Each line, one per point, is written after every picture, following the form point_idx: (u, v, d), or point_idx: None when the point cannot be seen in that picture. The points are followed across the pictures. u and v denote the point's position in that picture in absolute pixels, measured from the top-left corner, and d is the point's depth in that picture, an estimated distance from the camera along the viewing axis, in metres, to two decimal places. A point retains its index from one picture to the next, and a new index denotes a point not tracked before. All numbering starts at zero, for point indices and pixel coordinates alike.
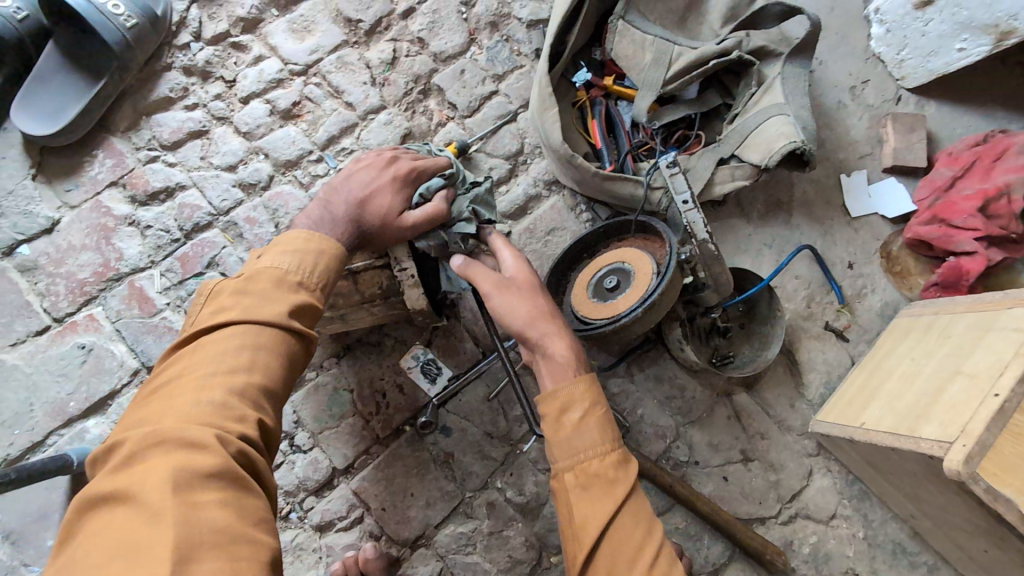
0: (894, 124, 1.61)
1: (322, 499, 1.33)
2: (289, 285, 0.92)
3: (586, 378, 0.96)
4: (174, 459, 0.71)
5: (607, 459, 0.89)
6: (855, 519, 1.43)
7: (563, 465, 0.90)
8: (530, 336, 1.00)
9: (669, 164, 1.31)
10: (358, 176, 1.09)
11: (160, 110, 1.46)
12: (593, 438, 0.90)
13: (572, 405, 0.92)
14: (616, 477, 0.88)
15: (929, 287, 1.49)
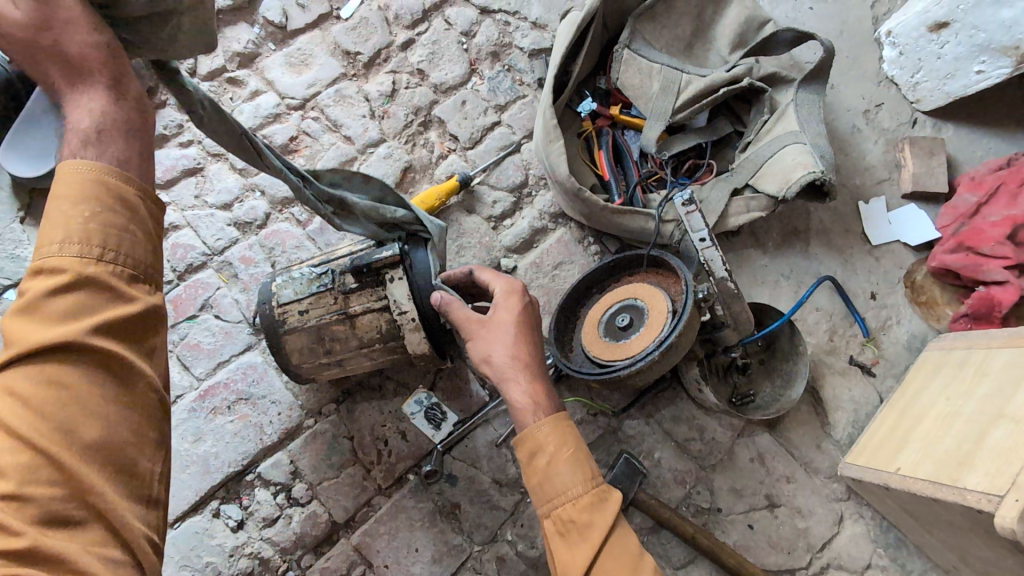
0: (911, 148, 1.55)
1: (321, 556, 1.25)
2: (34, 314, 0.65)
3: (553, 418, 0.92)
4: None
5: (580, 503, 0.87)
6: (892, 570, 1.34)
7: (542, 510, 0.89)
8: (495, 370, 0.96)
9: (686, 202, 1.25)
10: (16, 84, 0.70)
11: (154, 148, 1.43)
12: (566, 482, 0.88)
13: (539, 451, 0.90)
14: (591, 521, 0.86)
15: (958, 319, 1.42)
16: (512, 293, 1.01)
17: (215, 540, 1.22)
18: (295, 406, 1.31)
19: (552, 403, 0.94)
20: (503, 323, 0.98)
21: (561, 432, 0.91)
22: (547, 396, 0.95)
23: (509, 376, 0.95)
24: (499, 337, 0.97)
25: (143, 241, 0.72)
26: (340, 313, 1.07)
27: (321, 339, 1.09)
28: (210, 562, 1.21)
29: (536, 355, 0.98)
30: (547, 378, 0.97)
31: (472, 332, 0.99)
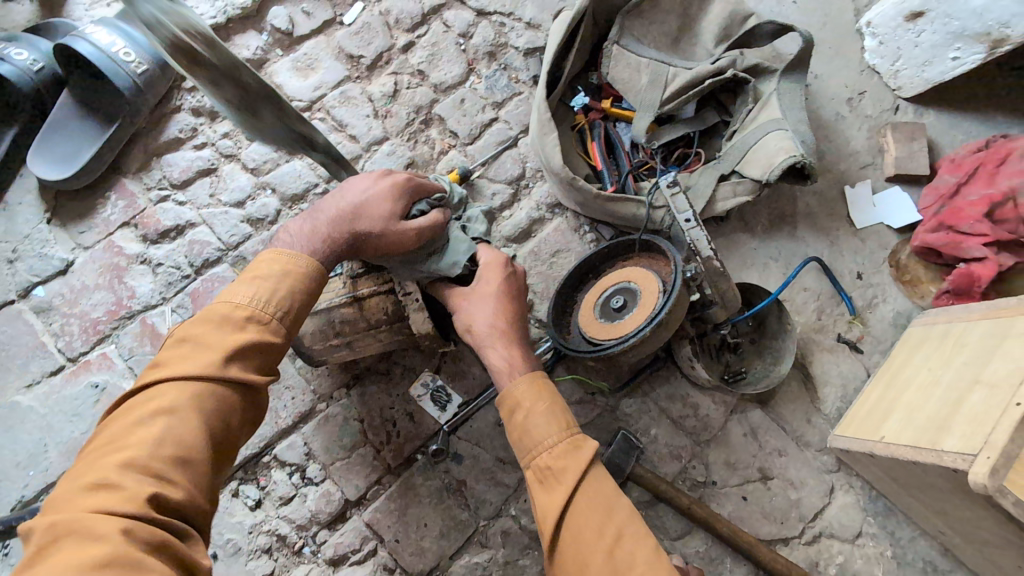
0: (894, 134, 1.61)
1: (335, 532, 1.32)
2: (237, 322, 0.91)
3: (530, 377, 1.01)
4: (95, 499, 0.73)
5: (556, 451, 0.94)
6: (881, 537, 1.40)
7: (524, 461, 0.96)
8: (478, 338, 1.06)
9: (670, 183, 1.33)
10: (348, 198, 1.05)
11: (171, 150, 1.51)
12: (542, 432, 0.95)
13: (516, 407, 0.98)
14: (565, 466, 0.92)
15: (941, 296, 1.48)
16: (496, 266, 1.11)
17: (235, 518, 1.30)
18: (308, 391, 1.38)
19: (528, 364, 1.03)
20: (485, 293, 1.08)
21: (537, 388, 0.99)
22: (523, 359, 1.04)
23: (490, 343, 1.05)
24: (481, 308, 1.07)
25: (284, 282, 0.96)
26: (349, 296, 1.14)
27: (331, 322, 1.15)
28: (231, 538, 1.29)
29: (516, 323, 1.08)
30: (526, 344, 1.07)
31: (459, 304, 1.10)
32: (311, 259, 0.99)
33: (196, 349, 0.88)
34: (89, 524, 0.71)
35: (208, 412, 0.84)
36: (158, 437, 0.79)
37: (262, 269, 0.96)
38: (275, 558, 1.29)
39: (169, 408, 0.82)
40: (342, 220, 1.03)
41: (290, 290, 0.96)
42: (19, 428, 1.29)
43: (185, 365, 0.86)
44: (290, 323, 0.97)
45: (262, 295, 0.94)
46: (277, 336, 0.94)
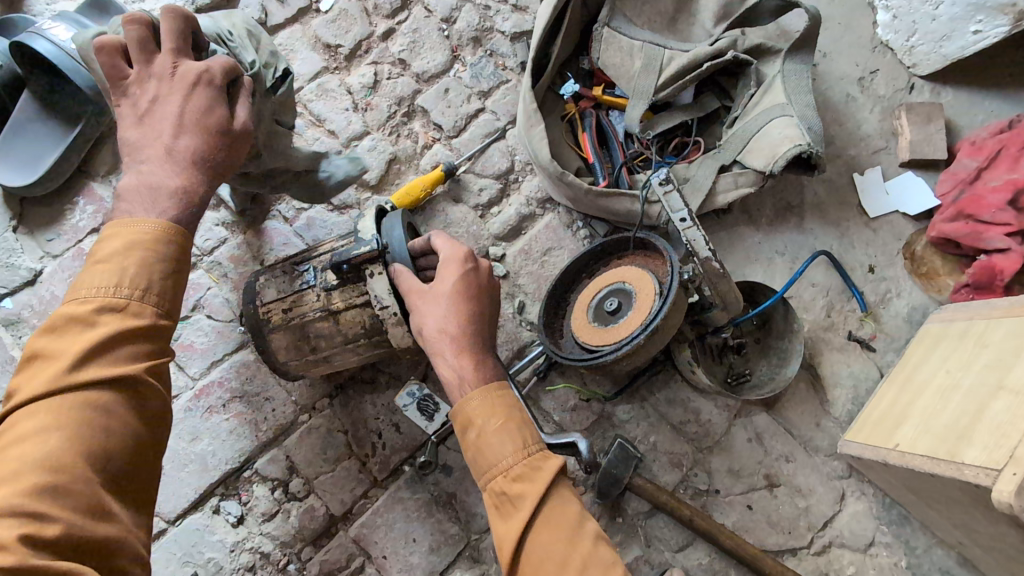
0: (909, 116, 1.51)
1: (320, 548, 1.26)
2: (88, 314, 0.75)
3: (484, 390, 0.92)
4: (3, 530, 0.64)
5: (512, 474, 0.86)
6: (895, 546, 1.33)
7: (480, 483, 0.89)
8: (428, 343, 0.96)
9: (663, 181, 1.20)
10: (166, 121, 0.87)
11: None
12: (497, 453, 0.87)
13: (469, 426, 0.90)
14: (521, 491, 0.84)
15: (960, 289, 1.38)
16: (454, 262, 0.98)
17: (216, 536, 1.25)
18: (289, 402, 1.32)
19: (481, 375, 0.93)
20: (440, 294, 0.96)
21: (490, 404, 0.90)
22: (475, 371, 0.93)
23: (441, 351, 0.94)
24: (434, 310, 0.96)
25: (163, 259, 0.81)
26: (323, 311, 1.06)
27: (306, 336, 1.08)
28: (213, 557, 1.23)
29: (474, 327, 0.96)
30: (484, 348, 0.96)
31: (414, 301, 0.99)
32: (162, 222, 0.82)
33: (53, 353, 0.73)
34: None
35: (81, 407, 0.71)
36: (32, 451, 0.67)
37: (121, 240, 0.79)
38: None
39: (32, 420, 0.70)
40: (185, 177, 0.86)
41: (142, 263, 0.79)
42: None
43: (44, 371, 0.72)
44: (160, 299, 0.80)
45: (111, 278, 0.77)
46: (149, 318, 0.78)
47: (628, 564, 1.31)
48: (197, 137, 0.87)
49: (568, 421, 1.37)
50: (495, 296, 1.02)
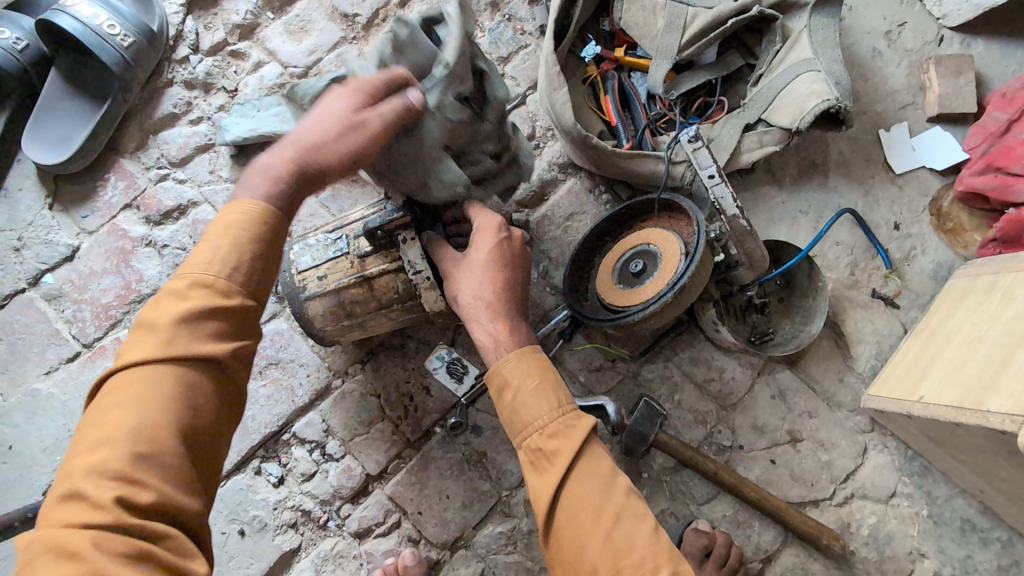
0: (937, 69, 1.48)
1: (359, 506, 1.31)
2: (181, 293, 0.78)
3: (519, 353, 0.95)
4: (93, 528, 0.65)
5: (547, 431, 0.89)
6: (917, 497, 1.35)
7: (516, 441, 0.92)
8: (464, 311, 1.00)
9: (692, 138, 1.22)
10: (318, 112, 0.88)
11: (167, 127, 1.46)
12: (532, 412, 0.90)
13: (505, 387, 0.93)
14: (557, 447, 0.87)
15: (988, 244, 1.37)
16: (489, 230, 1.01)
17: (260, 495, 1.30)
18: (323, 368, 1.36)
19: (516, 341, 0.97)
20: (476, 263, 1.00)
21: (525, 365, 0.93)
22: (510, 337, 0.97)
23: (476, 318, 0.99)
24: (469, 279, 0.99)
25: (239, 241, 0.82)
26: (357, 276, 1.09)
27: (341, 302, 1.10)
28: (257, 515, 1.29)
29: (509, 294, 0.99)
30: (516, 314, 0.99)
31: (449, 268, 1.03)
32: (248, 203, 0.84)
33: (149, 332, 0.76)
34: (60, 539, 0.65)
35: (161, 390, 0.73)
36: (116, 431, 0.70)
37: (223, 227, 0.82)
38: (302, 532, 1.29)
39: (120, 409, 0.72)
40: (299, 146, 0.86)
41: (236, 245, 0.81)
42: (40, 415, 1.29)
43: (139, 348, 0.75)
44: (246, 278, 0.81)
45: (205, 259, 0.80)
46: (233, 300, 0.80)
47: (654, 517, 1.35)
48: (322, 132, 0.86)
49: (594, 381, 1.40)
50: (527, 263, 1.05)
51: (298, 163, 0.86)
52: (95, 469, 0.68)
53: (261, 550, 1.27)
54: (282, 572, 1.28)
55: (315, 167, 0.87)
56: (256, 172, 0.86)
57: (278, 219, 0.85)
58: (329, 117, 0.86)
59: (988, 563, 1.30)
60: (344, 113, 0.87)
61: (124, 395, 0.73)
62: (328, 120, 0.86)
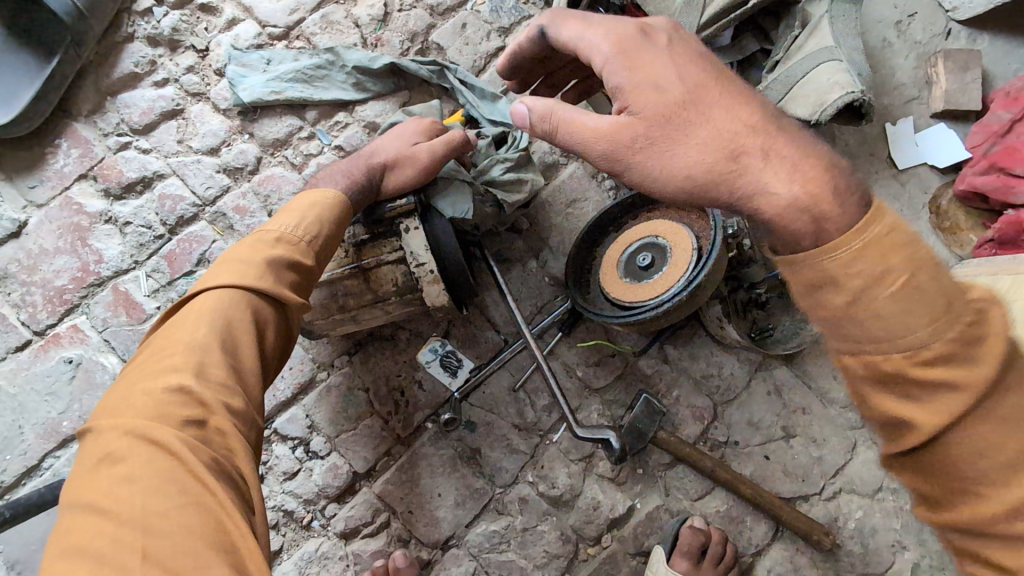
0: (946, 63, 1.45)
1: (345, 505, 1.24)
2: (267, 244, 0.85)
3: (870, 222, 0.58)
4: (147, 438, 0.66)
5: (932, 353, 0.57)
6: (902, 492, 1.36)
7: (857, 350, 0.61)
8: (732, 180, 0.67)
9: None
10: (386, 139, 1.04)
11: (127, 88, 1.30)
12: (910, 320, 0.57)
13: (835, 282, 0.59)
14: (959, 382, 0.57)
15: (984, 244, 1.36)
16: (694, 80, 0.72)
17: None
18: (307, 360, 1.27)
19: (824, 175, 0.62)
20: (697, 92, 0.71)
21: (883, 246, 0.57)
22: (798, 152, 0.64)
23: (751, 175, 0.65)
24: (673, 141, 0.71)
25: (314, 216, 0.89)
26: (353, 267, 0.99)
27: (333, 295, 1.01)
28: None
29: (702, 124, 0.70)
30: (797, 134, 0.67)
31: (663, 141, 0.72)
32: (338, 193, 0.93)
33: (239, 267, 0.82)
34: (154, 431, 0.67)
35: (248, 320, 0.79)
36: (196, 347, 0.74)
37: (308, 203, 0.90)
38: (283, 533, 1.22)
39: (191, 334, 0.75)
40: (374, 160, 1.00)
41: (318, 217, 0.89)
42: None
43: (228, 277, 0.81)
44: (321, 250, 0.89)
45: (293, 221, 0.88)
46: (309, 259, 0.87)
47: (648, 513, 1.30)
48: (391, 151, 1.01)
49: (592, 376, 1.35)
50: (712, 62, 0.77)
51: (368, 154, 1.01)
52: (184, 377, 0.71)
53: None
54: None
55: (380, 169, 1.00)
56: (335, 173, 0.98)
57: (349, 210, 0.94)
58: (401, 140, 1.03)
59: None
60: (413, 144, 1.02)
61: (208, 319, 0.77)
62: (404, 142, 1.02)
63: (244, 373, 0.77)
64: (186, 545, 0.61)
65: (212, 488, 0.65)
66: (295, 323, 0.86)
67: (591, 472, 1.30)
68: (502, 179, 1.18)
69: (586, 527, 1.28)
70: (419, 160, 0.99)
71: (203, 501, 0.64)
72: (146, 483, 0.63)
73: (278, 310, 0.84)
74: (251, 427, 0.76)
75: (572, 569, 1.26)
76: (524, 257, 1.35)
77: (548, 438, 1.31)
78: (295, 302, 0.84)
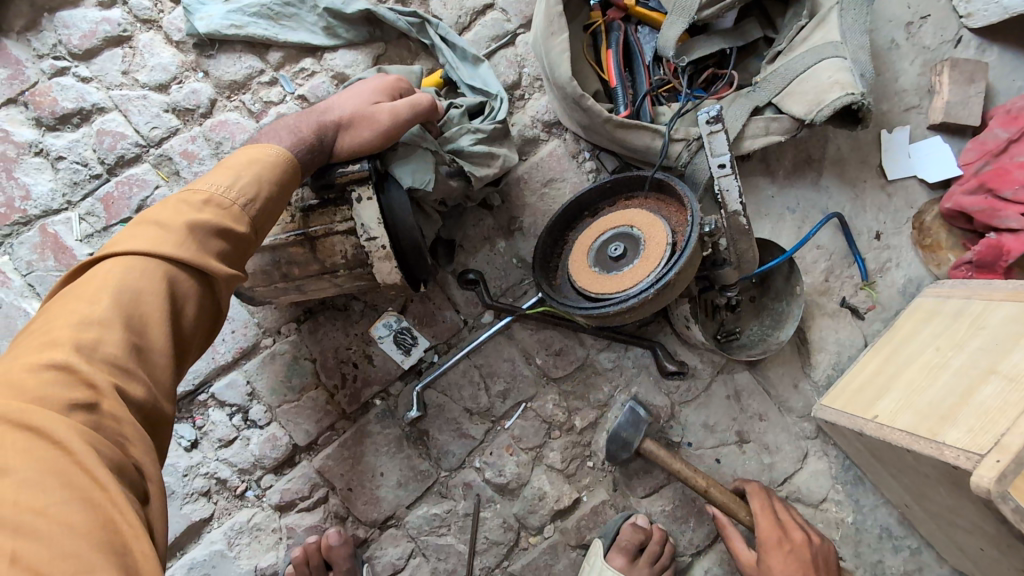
0: (951, 73, 1.39)
1: (282, 477, 1.20)
2: (193, 205, 0.76)
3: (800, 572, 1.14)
4: (24, 424, 0.58)
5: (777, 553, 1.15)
6: (845, 504, 1.37)
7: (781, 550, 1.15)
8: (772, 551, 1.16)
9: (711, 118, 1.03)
10: (343, 94, 0.93)
11: (68, 6, 1.17)
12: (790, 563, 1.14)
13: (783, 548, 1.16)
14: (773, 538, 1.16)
15: (961, 266, 1.32)
16: (773, 543, 1.14)
17: (167, 459, 1.15)
18: (251, 324, 1.20)
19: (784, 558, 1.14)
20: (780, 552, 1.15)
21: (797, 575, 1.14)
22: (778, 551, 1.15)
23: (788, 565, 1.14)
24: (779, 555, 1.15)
25: (251, 176, 0.80)
26: (298, 234, 0.92)
27: (276, 262, 0.94)
28: (162, 481, 1.15)
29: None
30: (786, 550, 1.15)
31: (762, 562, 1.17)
32: (283, 150, 0.83)
33: (154, 233, 0.73)
34: (33, 417, 0.58)
35: (160, 292, 0.71)
36: (92, 323, 0.65)
37: (245, 161, 0.81)
38: (215, 501, 1.17)
39: (93, 307, 0.66)
40: (326, 116, 0.89)
41: (255, 178, 0.80)
42: None
43: (142, 243, 0.72)
44: (258, 215, 0.80)
45: (225, 180, 0.79)
46: (242, 225, 0.79)
47: (593, 507, 1.28)
48: (347, 106, 0.90)
49: (551, 365, 1.30)
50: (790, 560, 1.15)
51: (319, 108, 0.90)
52: (72, 354, 0.63)
53: None
54: (190, 542, 1.15)
55: (335, 129, 0.88)
56: (279, 127, 0.87)
57: (293, 169, 0.84)
58: (359, 97, 0.93)
59: (896, 568, 1.34)
60: (374, 104, 0.92)
61: (112, 288, 0.68)
62: (362, 100, 0.92)
63: (148, 354, 0.69)
64: (69, 547, 0.53)
65: (103, 484, 0.58)
66: (219, 296, 0.79)
67: (540, 461, 1.28)
68: (472, 151, 1.09)
69: (529, 517, 1.26)
70: (379, 121, 0.89)
71: (91, 498, 0.57)
72: (24, 477, 0.55)
73: (202, 282, 0.76)
74: (150, 412, 0.69)
75: (510, 557, 1.25)
76: (493, 236, 1.29)
77: (500, 424, 1.28)
78: (222, 273, 0.76)
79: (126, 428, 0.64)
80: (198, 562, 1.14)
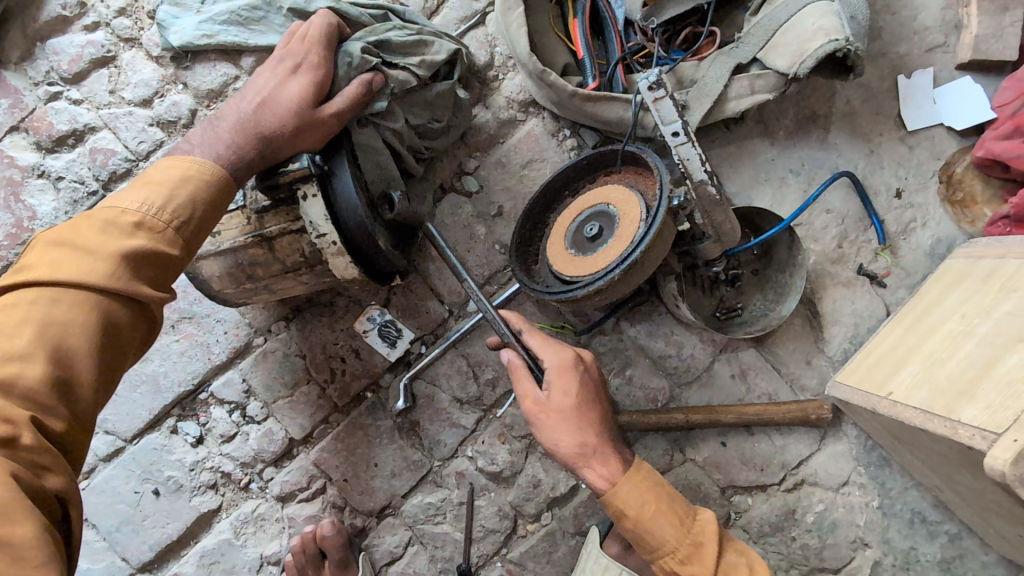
0: (980, 3, 1.23)
1: (282, 469, 1.25)
2: (122, 230, 0.77)
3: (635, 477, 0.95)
4: None
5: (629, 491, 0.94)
6: (870, 487, 1.26)
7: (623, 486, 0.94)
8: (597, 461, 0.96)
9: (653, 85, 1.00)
10: (267, 92, 0.89)
11: (57, 33, 1.24)
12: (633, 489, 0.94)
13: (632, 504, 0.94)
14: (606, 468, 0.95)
15: (997, 221, 1.17)
16: (566, 369, 0.98)
17: (174, 455, 1.22)
18: (243, 324, 1.24)
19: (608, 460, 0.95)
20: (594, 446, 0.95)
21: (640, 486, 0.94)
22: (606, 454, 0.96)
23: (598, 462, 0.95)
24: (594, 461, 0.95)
25: (183, 200, 0.82)
26: (254, 236, 0.93)
27: (239, 265, 0.95)
28: (172, 476, 1.22)
29: (603, 427, 0.97)
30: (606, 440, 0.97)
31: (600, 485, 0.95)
32: (220, 168, 0.86)
33: (79, 259, 0.74)
34: None
35: (90, 324, 0.73)
36: (15, 357, 0.68)
37: (178, 180, 0.82)
38: (221, 493, 1.23)
39: (18, 340, 0.69)
40: (261, 129, 0.88)
41: (188, 198, 0.82)
42: None
43: (67, 270, 0.74)
44: (189, 236, 0.83)
45: (158, 201, 0.80)
46: (175, 250, 0.81)
47: (590, 494, 1.25)
48: (279, 112, 0.88)
49: None
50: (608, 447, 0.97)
51: (248, 116, 0.88)
52: None
53: (177, 511, 1.21)
54: (201, 531, 1.23)
55: (276, 141, 0.88)
56: (214, 141, 0.87)
57: (229, 184, 0.87)
58: (286, 95, 0.89)
59: (932, 555, 1.22)
60: (306, 100, 0.89)
61: (35, 321, 0.70)
62: (290, 100, 0.88)
63: (74, 386, 0.72)
64: None
65: (16, 516, 0.62)
66: (152, 319, 0.82)
67: (533, 450, 1.26)
68: (401, 41, 1.03)
69: (525, 505, 1.25)
70: (323, 129, 0.90)
71: (7, 536, 0.60)
72: None
73: (133, 308, 0.78)
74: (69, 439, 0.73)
75: (507, 544, 1.25)
76: (472, 223, 1.26)
77: (492, 413, 1.27)
78: (154, 298, 0.79)
79: (41, 458, 0.68)
80: (208, 550, 1.22)
